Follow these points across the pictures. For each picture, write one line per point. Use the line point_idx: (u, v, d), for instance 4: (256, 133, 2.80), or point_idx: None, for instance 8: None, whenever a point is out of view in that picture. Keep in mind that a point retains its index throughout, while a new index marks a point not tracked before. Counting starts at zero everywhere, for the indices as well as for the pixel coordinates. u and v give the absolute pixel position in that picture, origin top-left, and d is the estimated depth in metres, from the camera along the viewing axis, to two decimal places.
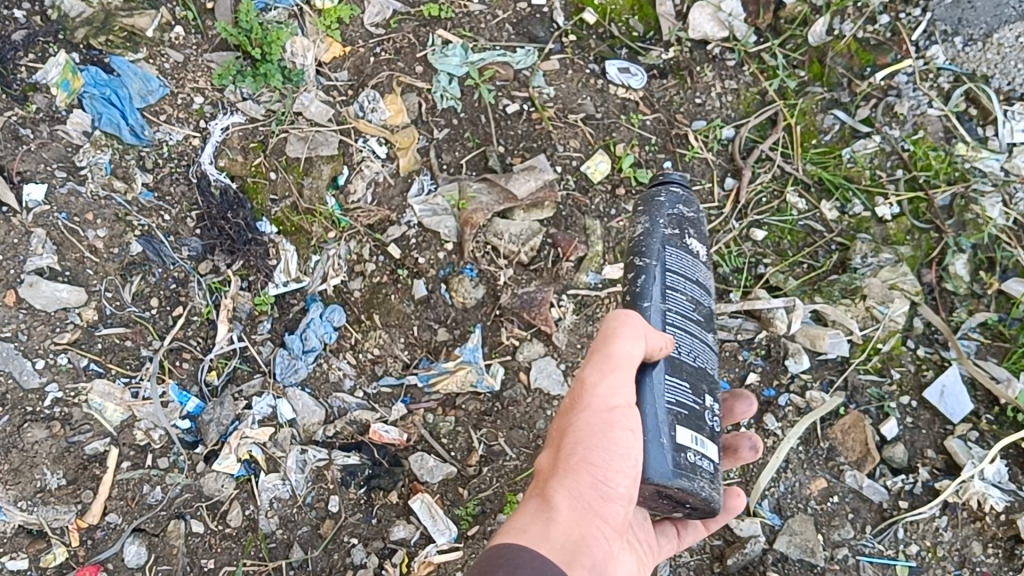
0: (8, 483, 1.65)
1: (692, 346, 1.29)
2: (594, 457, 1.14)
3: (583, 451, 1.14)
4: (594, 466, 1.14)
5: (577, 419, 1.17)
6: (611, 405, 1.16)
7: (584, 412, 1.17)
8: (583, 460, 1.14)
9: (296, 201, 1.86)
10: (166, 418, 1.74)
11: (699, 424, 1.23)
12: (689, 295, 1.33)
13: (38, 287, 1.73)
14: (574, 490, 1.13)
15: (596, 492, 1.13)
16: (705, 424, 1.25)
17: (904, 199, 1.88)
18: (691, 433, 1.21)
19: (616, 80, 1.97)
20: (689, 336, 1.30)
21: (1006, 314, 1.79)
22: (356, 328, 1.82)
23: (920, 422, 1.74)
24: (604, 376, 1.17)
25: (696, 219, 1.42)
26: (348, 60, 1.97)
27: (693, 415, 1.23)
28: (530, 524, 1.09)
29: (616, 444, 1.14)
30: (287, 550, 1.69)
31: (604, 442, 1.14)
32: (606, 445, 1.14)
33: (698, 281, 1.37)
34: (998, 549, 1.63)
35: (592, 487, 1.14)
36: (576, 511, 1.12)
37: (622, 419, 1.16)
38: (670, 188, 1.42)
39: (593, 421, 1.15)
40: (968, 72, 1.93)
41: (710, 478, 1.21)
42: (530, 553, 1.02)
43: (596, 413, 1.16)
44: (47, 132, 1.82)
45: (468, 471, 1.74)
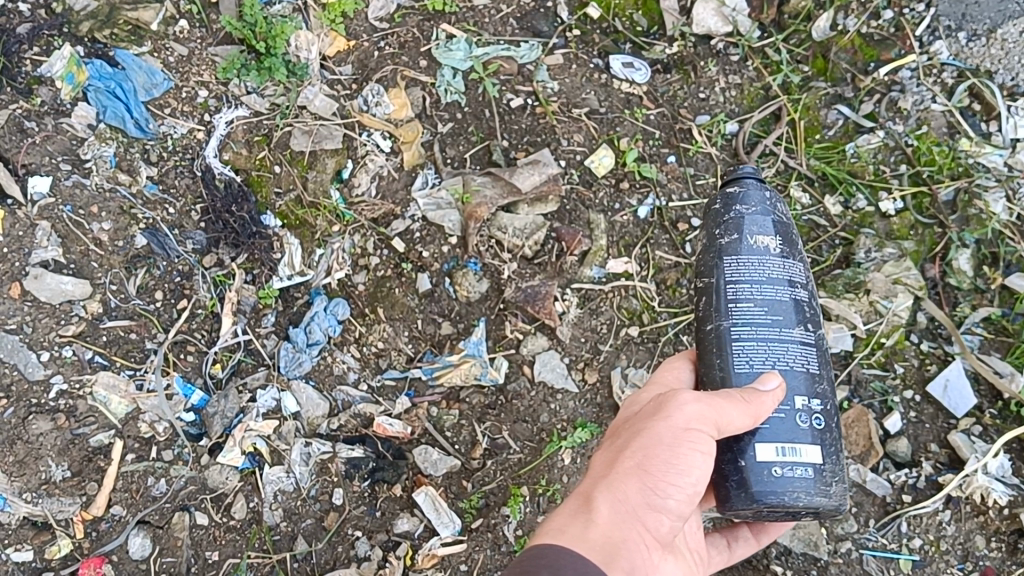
0: (14, 475, 1.67)
1: (770, 359, 1.21)
2: (653, 465, 1.13)
3: (642, 459, 1.13)
4: (649, 475, 1.12)
5: (656, 425, 1.15)
6: (694, 428, 1.13)
7: (658, 424, 1.15)
8: (641, 467, 1.13)
9: (300, 194, 1.87)
10: (170, 411, 1.75)
11: (791, 428, 1.18)
12: (760, 301, 1.22)
13: (42, 279, 1.75)
14: (622, 492, 1.11)
15: (645, 500, 1.12)
16: (801, 426, 1.18)
17: (908, 193, 1.88)
18: (773, 444, 1.17)
19: (620, 75, 1.97)
20: (763, 348, 1.21)
21: (1008, 310, 1.78)
22: (361, 322, 1.82)
23: (923, 416, 1.74)
24: (699, 401, 1.15)
25: (771, 214, 1.27)
26: (352, 54, 1.97)
27: (783, 421, 1.18)
28: (568, 525, 1.07)
29: (679, 460, 1.13)
30: (291, 542, 1.69)
31: (667, 453, 1.13)
32: (670, 459, 1.13)
33: (779, 278, 1.23)
34: (1001, 543, 1.63)
35: (642, 494, 1.12)
36: (620, 514, 1.10)
37: (695, 440, 1.13)
38: (737, 189, 1.29)
39: (665, 436, 1.14)
40: (971, 67, 1.93)
41: (805, 488, 1.16)
42: (564, 555, 1.01)
43: (673, 427, 1.14)
44: (52, 125, 1.83)
45: (472, 464, 1.74)
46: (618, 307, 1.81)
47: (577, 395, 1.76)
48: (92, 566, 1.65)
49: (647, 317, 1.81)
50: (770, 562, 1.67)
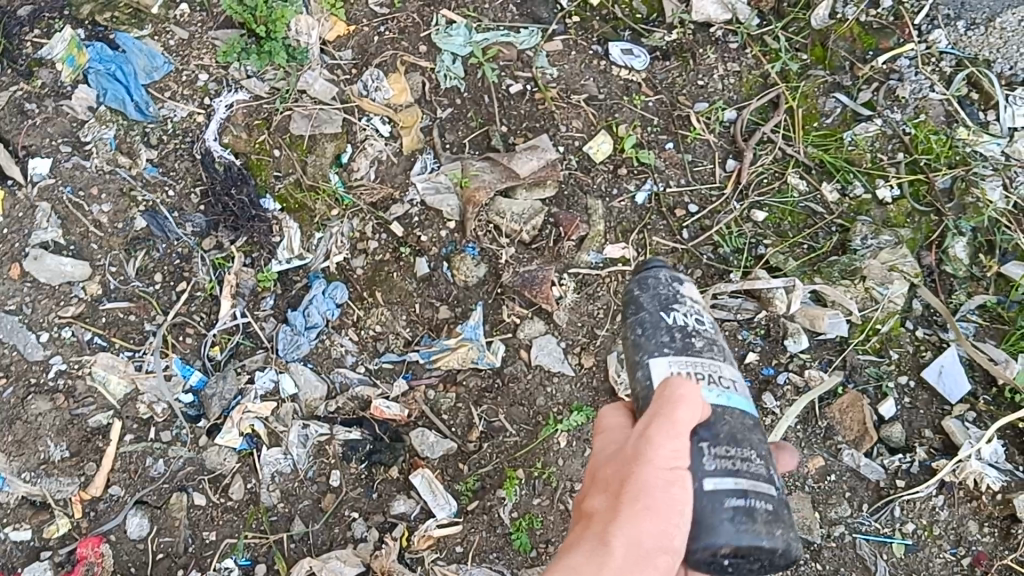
0: (12, 455, 1.71)
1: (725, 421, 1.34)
2: (655, 512, 1.11)
3: (646, 501, 1.12)
4: (653, 516, 1.11)
5: (648, 468, 1.13)
6: (676, 465, 1.15)
7: (645, 465, 1.14)
8: (646, 510, 1.11)
9: (299, 177, 1.87)
10: (169, 392, 1.76)
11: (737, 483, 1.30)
12: None
13: (42, 260, 1.79)
14: (636, 534, 1.10)
15: (656, 541, 1.10)
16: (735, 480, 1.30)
17: (905, 181, 1.88)
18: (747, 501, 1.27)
19: (619, 61, 1.97)
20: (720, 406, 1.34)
21: (1004, 297, 1.80)
22: (359, 305, 1.82)
23: (917, 402, 1.75)
24: (667, 431, 1.14)
25: None
26: (352, 39, 1.97)
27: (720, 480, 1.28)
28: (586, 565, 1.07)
29: (676, 500, 1.13)
30: (288, 523, 1.71)
31: (664, 493, 1.13)
32: (668, 501, 1.12)
33: None
34: (994, 527, 1.65)
35: (654, 537, 1.10)
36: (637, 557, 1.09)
37: (683, 478, 1.15)
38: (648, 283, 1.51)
39: (656, 476, 1.13)
40: (970, 56, 1.95)
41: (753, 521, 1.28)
42: None
43: (663, 468, 1.14)
44: (53, 107, 1.88)
45: (468, 447, 1.75)
46: (616, 293, 1.80)
47: (573, 378, 1.77)
48: (90, 545, 1.67)
49: None
50: None
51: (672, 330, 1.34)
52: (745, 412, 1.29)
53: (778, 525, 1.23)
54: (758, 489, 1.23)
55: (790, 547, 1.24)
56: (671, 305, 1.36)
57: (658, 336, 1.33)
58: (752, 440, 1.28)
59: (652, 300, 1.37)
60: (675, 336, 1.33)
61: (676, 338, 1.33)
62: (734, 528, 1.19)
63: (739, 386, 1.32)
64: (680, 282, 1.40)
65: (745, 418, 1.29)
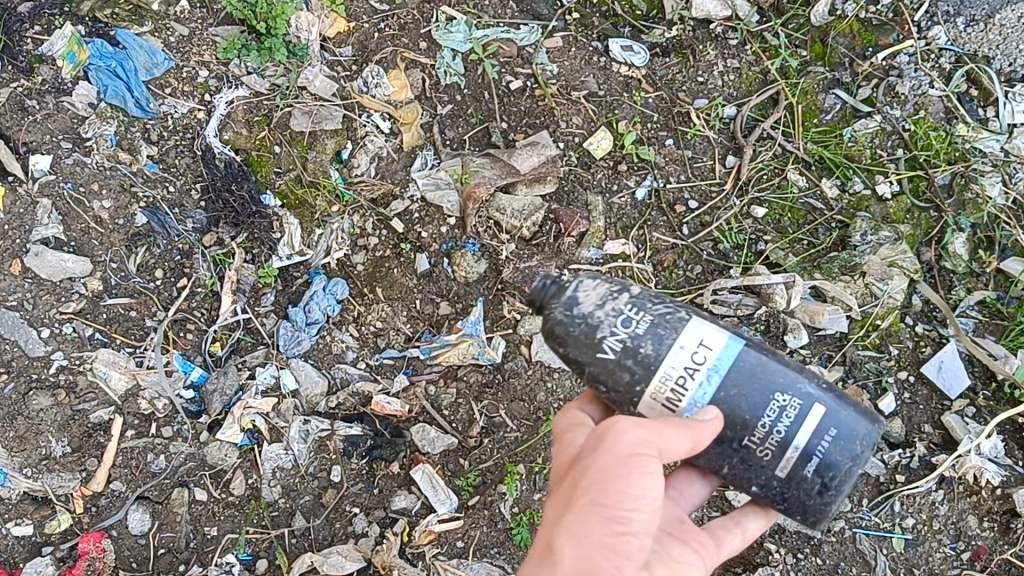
0: (15, 450, 1.69)
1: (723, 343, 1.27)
2: (609, 498, 1.10)
3: (594, 493, 1.10)
4: (607, 504, 1.09)
5: (598, 460, 1.12)
6: (641, 452, 1.11)
7: (602, 455, 1.12)
8: (598, 500, 1.10)
9: (299, 173, 1.87)
10: (170, 387, 1.76)
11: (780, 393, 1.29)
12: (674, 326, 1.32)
13: (44, 256, 1.75)
14: (584, 528, 1.09)
15: (607, 531, 1.08)
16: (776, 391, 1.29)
17: (904, 177, 1.89)
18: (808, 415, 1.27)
19: (618, 58, 1.97)
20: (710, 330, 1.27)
21: (1003, 293, 1.81)
22: (359, 301, 1.83)
23: (917, 397, 1.76)
24: (633, 426, 1.13)
25: None
26: (352, 36, 1.97)
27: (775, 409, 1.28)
28: None
29: (632, 486, 1.10)
30: (289, 518, 1.71)
31: (620, 483, 1.10)
32: (623, 487, 1.10)
33: None
34: (993, 522, 1.66)
35: (605, 525, 1.09)
36: (586, 550, 1.08)
37: (645, 463, 1.11)
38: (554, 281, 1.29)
39: (612, 465, 1.11)
40: (969, 52, 1.94)
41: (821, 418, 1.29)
42: None
43: (616, 457, 1.11)
44: (53, 103, 1.83)
45: (469, 442, 1.75)
46: None
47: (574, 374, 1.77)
48: (91, 540, 1.68)
49: None
50: (764, 539, 1.67)
51: (622, 362, 1.22)
52: (739, 364, 1.22)
53: (855, 439, 1.25)
54: (811, 428, 1.23)
55: (873, 431, 1.27)
56: (598, 336, 1.23)
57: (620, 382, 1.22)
58: (770, 379, 1.23)
59: (581, 337, 1.24)
60: (631, 367, 1.21)
61: (633, 364, 1.21)
62: (838, 489, 1.26)
63: (713, 345, 1.22)
64: (576, 301, 1.25)
65: (746, 361, 1.23)
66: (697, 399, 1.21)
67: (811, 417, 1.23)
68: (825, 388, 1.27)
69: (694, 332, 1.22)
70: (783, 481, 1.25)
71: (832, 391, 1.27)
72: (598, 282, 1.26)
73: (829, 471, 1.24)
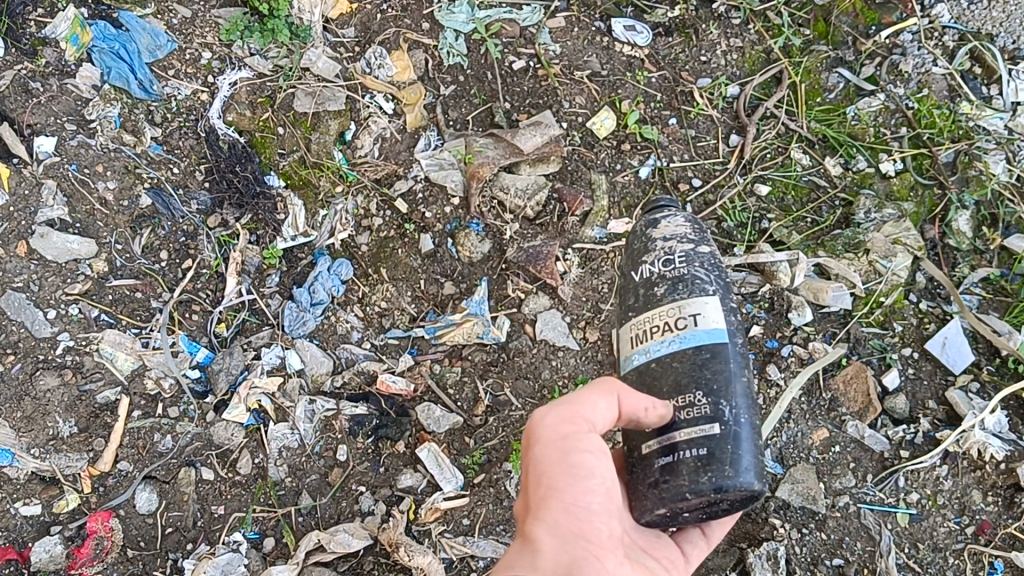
0: (22, 431, 1.69)
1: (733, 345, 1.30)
2: (559, 485, 1.08)
3: (544, 483, 1.08)
4: (559, 492, 1.08)
5: (534, 457, 1.10)
6: (570, 431, 1.10)
7: (536, 449, 1.10)
8: (550, 490, 1.08)
9: (303, 154, 1.88)
10: (176, 367, 1.77)
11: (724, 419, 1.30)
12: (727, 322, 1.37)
13: (49, 238, 1.75)
14: (548, 518, 1.07)
15: (570, 517, 1.07)
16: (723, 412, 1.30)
17: (908, 155, 1.88)
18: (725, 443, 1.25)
19: (622, 37, 1.97)
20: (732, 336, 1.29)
21: (1007, 270, 1.81)
22: (364, 282, 1.84)
23: (921, 372, 1.76)
24: (556, 411, 1.12)
25: None
26: (354, 17, 1.98)
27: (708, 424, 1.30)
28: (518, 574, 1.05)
29: (577, 467, 1.08)
30: (296, 497, 1.72)
31: (562, 468, 1.08)
32: (570, 470, 1.08)
33: None
34: (997, 497, 1.66)
35: (566, 513, 1.07)
36: (563, 539, 1.06)
37: (580, 442, 1.10)
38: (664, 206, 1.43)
39: (550, 453, 1.09)
40: (973, 30, 1.94)
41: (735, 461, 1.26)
42: None
43: (550, 446, 1.09)
44: (57, 85, 1.82)
45: (474, 421, 1.76)
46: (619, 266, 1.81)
47: (578, 352, 1.77)
48: (99, 519, 1.68)
49: None
50: (769, 514, 1.68)
51: (640, 287, 1.35)
52: (698, 348, 1.25)
53: (711, 469, 1.17)
54: (692, 434, 1.20)
55: (736, 482, 1.17)
56: (643, 259, 1.37)
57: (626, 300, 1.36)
58: (702, 377, 1.23)
59: (640, 251, 1.39)
60: (640, 294, 1.34)
61: (641, 293, 1.34)
62: (661, 501, 1.19)
63: (701, 322, 1.27)
64: (655, 225, 1.39)
65: (707, 352, 1.25)
66: (652, 347, 1.28)
67: (704, 428, 1.20)
68: (742, 425, 1.22)
69: (695, 304, 1.28)
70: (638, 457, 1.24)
71: (751, 433, 1.22)
72: (687, 226, 1.38)
73: (668, 479, 1.19)
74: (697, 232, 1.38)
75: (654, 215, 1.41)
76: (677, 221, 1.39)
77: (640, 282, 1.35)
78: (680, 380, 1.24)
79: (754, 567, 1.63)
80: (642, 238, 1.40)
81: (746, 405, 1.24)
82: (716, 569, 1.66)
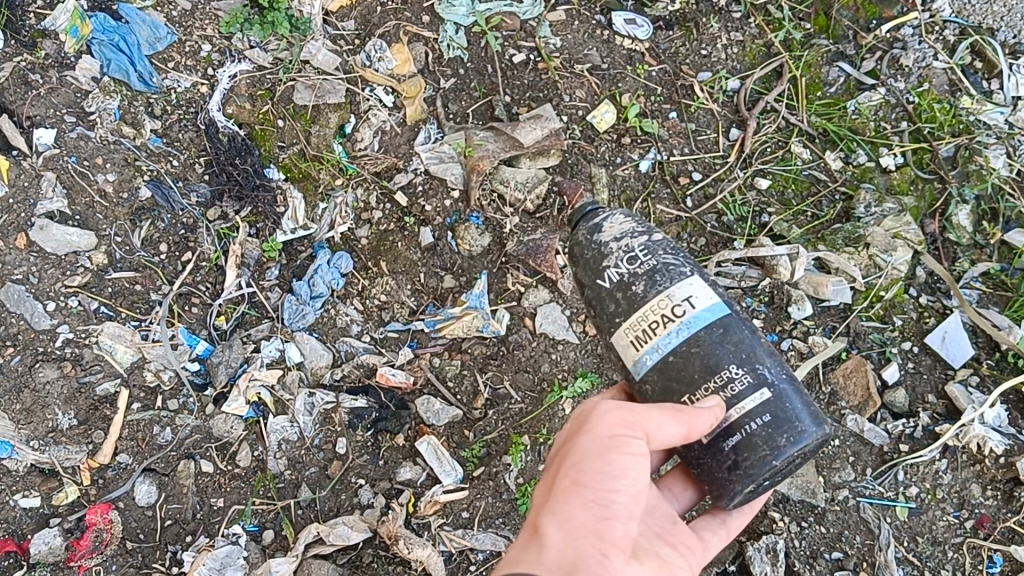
0: (21, 423, 1.69)
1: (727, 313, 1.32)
2: (590, 478, 1.11)
3: (578, 475, 1.12)
4: (587, 484, 1.11)
5: (581, 444, 1.14)
6: (620, 433, 1.13)
7: (584, 438, 1.15)
8: (580, 480, 1.11)
9: (303, 147, 1.87)
10: (176, 360, 1.77)
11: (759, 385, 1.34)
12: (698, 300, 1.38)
13: (48, 230, 1.75)
14: (568, 510, 1.09)
15: (591, 514, 1.09)
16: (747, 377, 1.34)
17: (908, 149, 1.88)
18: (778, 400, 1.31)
19: (622, 31, 1.96)
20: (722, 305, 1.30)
21: (1007, 264, 1.81)
22: (364, 275, 1.84)
23: (921, 367, 1.76)
24: (618, 412, 1.15)
25: None
26: (355, 10, 1.96)
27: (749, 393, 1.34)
28: (520, 557, 1.07)
29: (613, 466, 1.11)
30: (295, 489, 1.72)
31: (599, 463, 1.12)
32: (604, 467, 1.11)
33: None
34: (997, 490, 1.66)
35: (588, 508, 1.09)
36: (573, 535, 1.07)
37: (627, 444, 1.13)
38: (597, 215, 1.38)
39: (593, 446, 1.13)
40: (974, 24, 1.93)
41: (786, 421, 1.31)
42: None
43: (596, 440, 1.13)
44: (56, 77, 1.82)
45: (474, 414, 1.76)
46: None
47: (578, 345, 1.77)
48: (99, 511, 1.68)
49: None
50: (768, 507, 1.68)
51: (614, 292, 1.31)
52: (709, 327, 1.25)
53: (784, 431, 1.22)
54: (748, 407, 1.23)
55: (809, 435, 1.23)
56: (603, 265, 1.33)
57: (606, 309, 1.31)
58: (726, 351, 1.25)
59: (597, 260, 1.34)
60: (619, 299, 1.30)
61: (620, 299, 1.30)
62: (747, 474, 1.23)
63: (698, 303, 1.26)
64: (600, 230, 1.36)
65: (716, 328, 1.26)
66: (662, 342, 1.26)
67: (757, 396, 1.24)
68: (785, 380, 1.27)
69: (683, 288, 1.27)
70: (702, 447, 1.26)
71: (795, 386, 1.28)
72: (627, 220, 1.36)
73: (746, 453, 1.23)
74: (640, 223, 1.36)
75: (592, 221, 1.37)
76: (618, 219, 1.36)
77: (613, 287, 1.31)
78: (707, 361, 1.25)
79: (753, 560, 1.63)
80: (591, 246, 1.36)
81: (779, 361, 1.29)
82: (715, 561, 1.66)
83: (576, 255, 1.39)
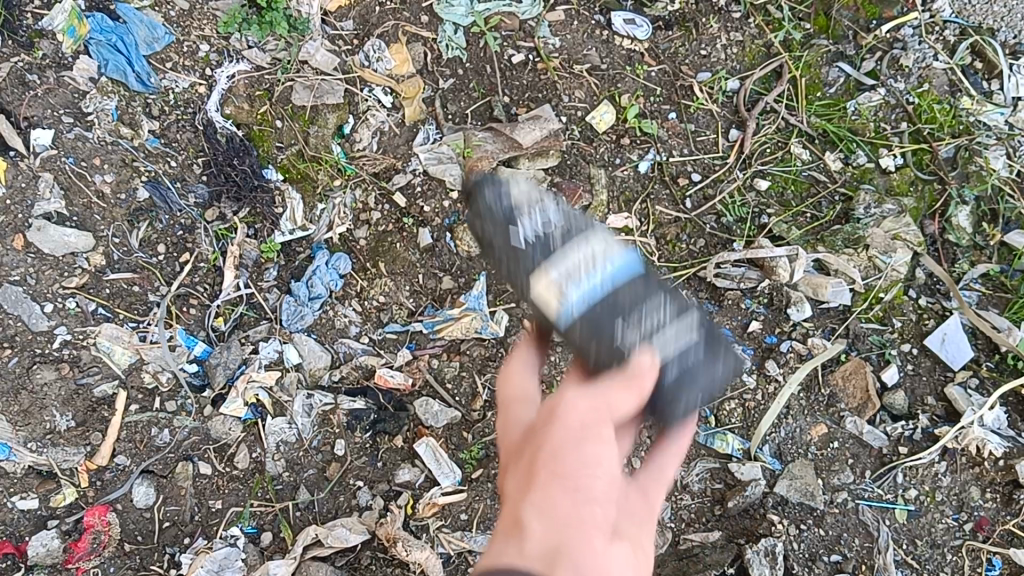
0: (19, 425, 1.67)
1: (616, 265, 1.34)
2: (565, 462, 0.97)
3: (552, 463, 0.97)
4: (563, 471, 0.96)
5: (550, 436, 1.00)
6: (589, 419, 1.01)
7: (552, 429, 1.00)
8: (556, 470, 0.97)
9: (301, 148, 1.87)
10: (174, 361, 1.77)
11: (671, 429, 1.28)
12: None
13: (45, 231, 1.72)
14: (548, 500, 0.95)
15: (571, 498, 0.95)
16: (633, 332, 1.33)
17: (908, 150, 1.88)
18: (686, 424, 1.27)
19: (621, 31, 1.93)
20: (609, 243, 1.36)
21: (1007, 266, 1.81)
22: (362, 276, 1.84)
23: (920, 368, 1.76)
24: (582, 402, 1.02)
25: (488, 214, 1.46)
26: (353, 9, 1.94)
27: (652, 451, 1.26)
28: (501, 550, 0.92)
29: (588, 454, 0.97)
30: (293, 491, 1.73)
31: (573, 452, 0.98)
32: (579, 448, 0.98)
33: None
34: (996, 493, 1.66)
35: (567, 493, 0.95)
36: (555, 525, 0.93)
37: (599, 431, 0.99)
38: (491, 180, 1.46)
39: (563, 434, 0.99)
40: (974, 25, 1.91)
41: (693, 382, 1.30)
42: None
43: (566, 429, 1.00)
44: (54, 77, 1.78)
45: (472, 415, 1.76)
46: None
47: None
48: (96, 513, 1.68)
49: (646, 272, 1.82)
50: (768, 510, 1.67)
51: (530, 248, 1.31)
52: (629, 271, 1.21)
53: (722, 353, 1.19)
54: (677, 325, 1.20)
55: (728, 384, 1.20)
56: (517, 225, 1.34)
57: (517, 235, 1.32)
58: (647, 293, 1.21)
59: (505, 204, 1.37)
60: (539, 252, 1.30)
61: (536, 251, 1.32)
62: (692, 387, 1.18)
63: (613, 257, 1.22)
64: (506, 189, 1.39)
65: (635, 260, 1.24)
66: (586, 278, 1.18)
67: (684, 319, 1.21)
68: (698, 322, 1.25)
69: (605, 244, 1.25)
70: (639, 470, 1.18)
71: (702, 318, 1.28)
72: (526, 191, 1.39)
73: (690, 380, 1.18)
74: (539, 193, 1.42)
75: (491, 180, 1.42)
76: (523, 187, 1.41)
77: (524, 242, 1.32)
78: (637, 295, 1.20)
79: (753, 563, 1.62)
80: (499, 212, 1.37)
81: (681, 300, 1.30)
82: (714, 565, 1.64)
83: (477, 213, 1.42)
